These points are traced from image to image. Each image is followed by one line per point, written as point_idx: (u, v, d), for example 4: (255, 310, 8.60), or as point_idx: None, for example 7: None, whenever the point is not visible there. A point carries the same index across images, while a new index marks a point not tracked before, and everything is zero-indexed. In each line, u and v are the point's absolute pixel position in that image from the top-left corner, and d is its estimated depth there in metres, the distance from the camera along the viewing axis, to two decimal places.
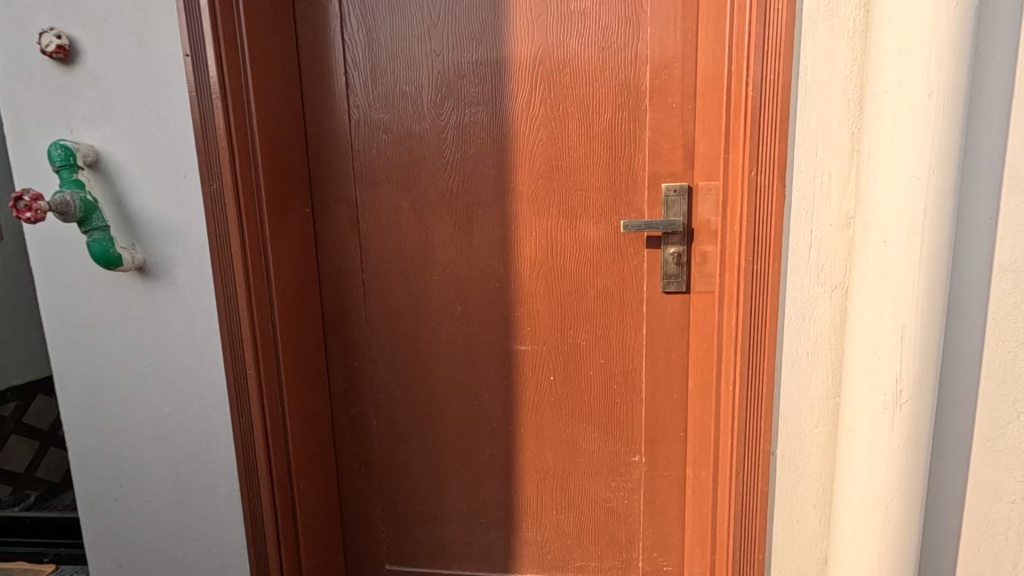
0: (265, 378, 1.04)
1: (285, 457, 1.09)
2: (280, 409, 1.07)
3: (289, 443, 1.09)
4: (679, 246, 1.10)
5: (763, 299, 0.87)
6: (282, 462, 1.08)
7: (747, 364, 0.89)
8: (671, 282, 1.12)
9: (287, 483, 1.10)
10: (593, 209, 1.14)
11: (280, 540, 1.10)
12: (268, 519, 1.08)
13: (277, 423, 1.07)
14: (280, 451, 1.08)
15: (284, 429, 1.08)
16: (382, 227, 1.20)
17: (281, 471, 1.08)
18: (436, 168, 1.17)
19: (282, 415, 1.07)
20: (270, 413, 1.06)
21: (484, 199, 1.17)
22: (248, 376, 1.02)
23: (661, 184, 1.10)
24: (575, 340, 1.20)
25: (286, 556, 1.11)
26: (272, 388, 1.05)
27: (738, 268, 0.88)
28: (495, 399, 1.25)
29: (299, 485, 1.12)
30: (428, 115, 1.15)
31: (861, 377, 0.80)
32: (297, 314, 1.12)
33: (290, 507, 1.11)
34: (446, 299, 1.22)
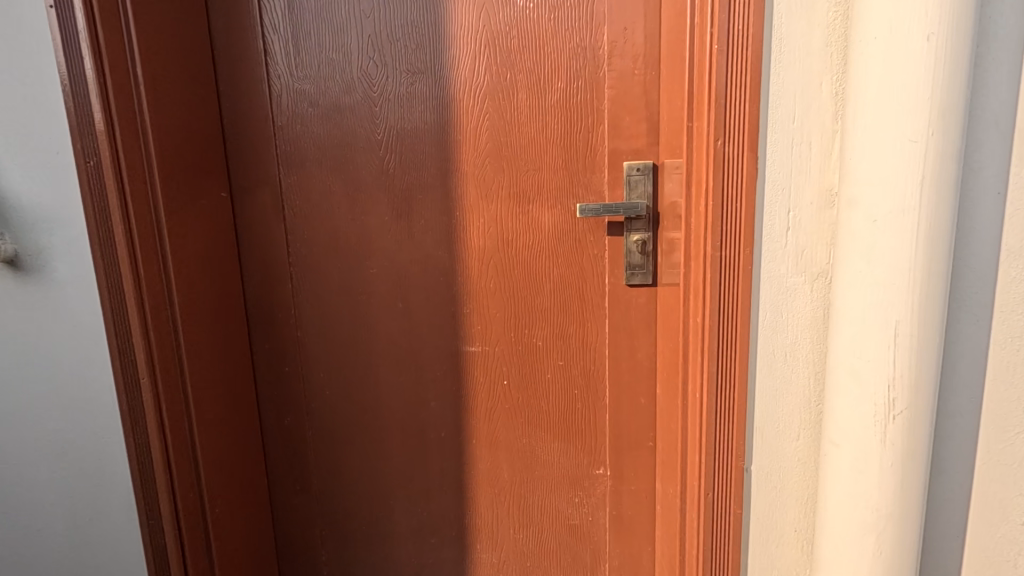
0: (163, 391, 0.90)
1: (194, 479, 0.95)
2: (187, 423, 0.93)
3: (197, 463, 0.95)
4: (644, 232, 0.97)
5: (733, 290, 0.74)
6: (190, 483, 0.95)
7: (716, 367, 0.77)
8: (635, 273, 0.99)
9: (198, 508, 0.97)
10: (547, 191, 1.01)
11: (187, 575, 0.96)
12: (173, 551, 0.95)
13: (181, 440, 0.93)
14: (185, 471, 0.94)
15: (191, 447, 0.94)
16: (311, 214, 1.06)
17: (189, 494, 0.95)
18: (369, 146, 1.03)
19: (186, 431, 0.93)
20: (172, 430, 0.91)
21: (426, 181, 1.04)
22: (145, 387, 0.89)
23: (624, 162, 0.97)
24: (531, 340, 1.07)
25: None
26: (172, 401, 0.91)
27: (704, 255, 0.75)
28: (443, 407, 1.12)
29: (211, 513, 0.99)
30: (359, 85, 1.01)
31: (846, 380, 0.67)
32: (211, 316, 0.99)
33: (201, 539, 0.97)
34: (386, 295, 1.08)
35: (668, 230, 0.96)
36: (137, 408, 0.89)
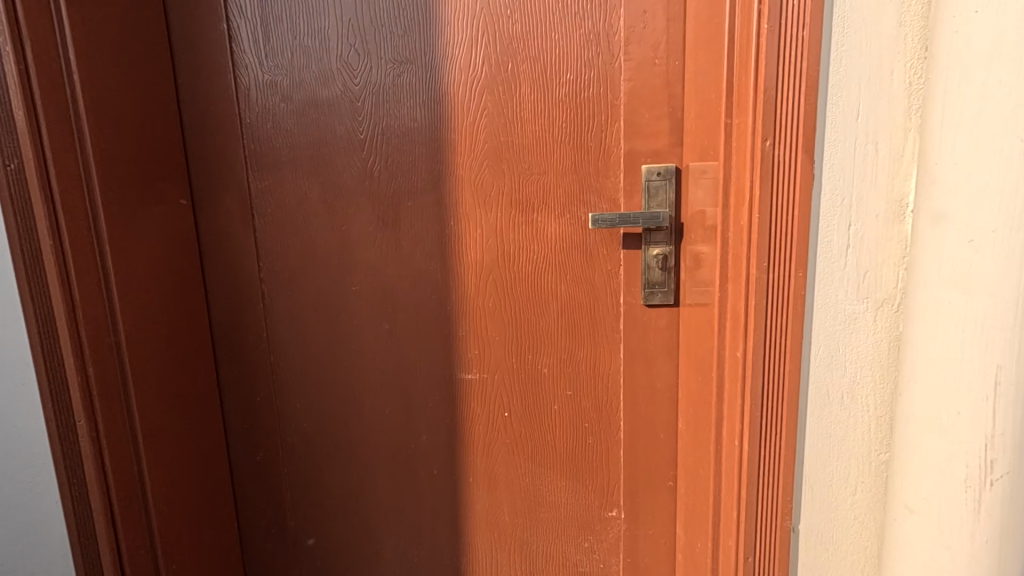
0: (107, 439, 0.77)
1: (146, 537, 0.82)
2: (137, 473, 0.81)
3: (149, 518, 0.83)
4: (665, 245, 0.85)
5: (781, 319, 0.62)
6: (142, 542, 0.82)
7: (758, 409, 0.65)
8: (655, 292, 0.87)
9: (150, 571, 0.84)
10: (554, 199, 0.89)
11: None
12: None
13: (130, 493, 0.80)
14: (135, 529, 0.81)
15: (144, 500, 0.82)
16: (285, 224, 0.93)
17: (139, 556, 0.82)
18: (351, 146, 0.90)
19: (136, 483, 0.81)
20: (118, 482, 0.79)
21: (415, 186, 0.91)
22: (86, 435, 0.76)
23: (642, 165, 0.85)
24: (535, 366, 0.94)
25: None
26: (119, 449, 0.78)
27: (745, 275, 0.63)
28: (436, 440, 0.99)
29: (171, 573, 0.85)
30: (338, 75, 0.88)
31: (930, 427, 0.57)
32: (167, 346, 0.86)
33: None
34: (370, 315, 0.96)
35: (693, 244, 0.83)
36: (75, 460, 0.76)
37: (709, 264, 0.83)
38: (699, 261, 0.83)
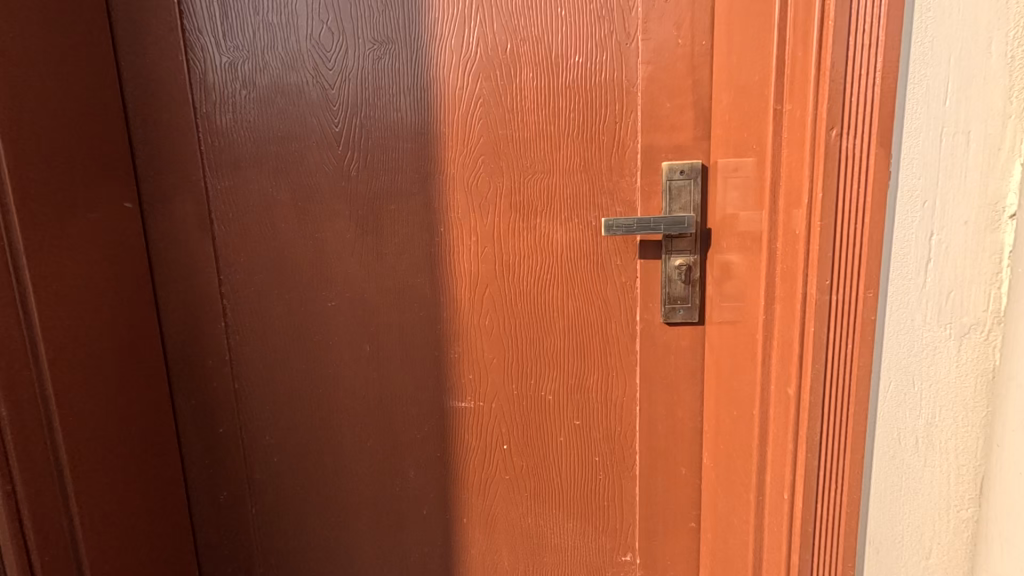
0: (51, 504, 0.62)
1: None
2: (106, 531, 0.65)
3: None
4: (689, 255, 0.73)
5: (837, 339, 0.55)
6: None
7: (814, 441, 0.57)
8: (677, 308, 0.76)
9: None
10: (560, 201, 0.77)
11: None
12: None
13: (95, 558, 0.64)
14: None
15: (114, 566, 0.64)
16: (249, 230, 0.81)
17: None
18: (324, 141, 0.78)
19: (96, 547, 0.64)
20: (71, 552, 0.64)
21: (400, 186, 0.79)
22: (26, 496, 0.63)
23: (663, 163, 0.73)
24: (539, 392, 0.83)
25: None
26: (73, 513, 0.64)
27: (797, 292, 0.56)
28: (425, 476, 0.87)
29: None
30: (308, 58, 0.76)
31: (1023, 470, 0.50)
32: (109, 384, 0.73)
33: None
34: (349, 334, 0.83)
35: (721, 253, 0.72)
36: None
37: (742, 276, 0.71)
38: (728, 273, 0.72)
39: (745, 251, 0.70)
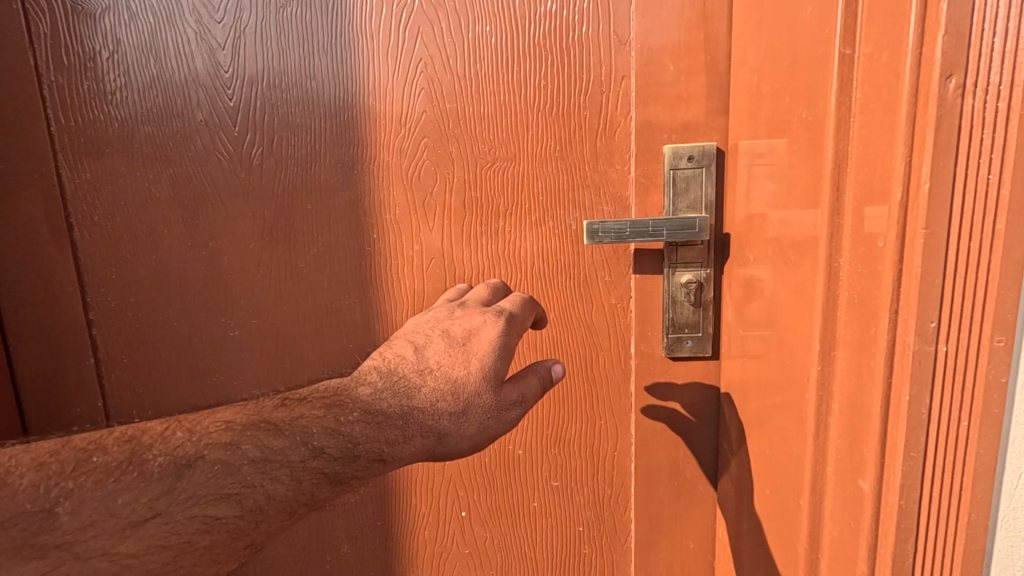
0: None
1: (232, 501, 0.38)
2: (101, 521, 0.34)
3: (162, 520, 0.36)
4: (699, 268, 0.55)
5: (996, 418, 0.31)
6: (228, 541, 0.37)
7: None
8: (684, 339, 0.57)
9: (277, 511, 0.39)
10: (529, 198, 0.59)
11: (317, 403, 0.44)
12: (290, 415, 0.42)
13: (85, 565, 0.34)
14: (184, 433, 0.39)
15: (133, 551, 0.35)
16: (121, 238, 0.61)
17: (236, 504, 0.38)
18: (214, 118, 0.58)
19: (67, 544, 0.34)
20: (35, 476, 0.34)
21: (318, 180, 0.59)
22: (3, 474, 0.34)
23: (664, 146, 0.55)
24: (506, 444, 0.64)
25: (320, 449, 0.41)
26: (22, 497, 0.33)
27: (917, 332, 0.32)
28: (362, 549, 0.68)
29: (321, 445, 0.41)
30: (189, 7, 0.57)
31: None
32: None
33: (341, 436, 0.42)
34: (259, 373, 0.64)
35: (746, 267, 0.52)
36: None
37: (761, 305, 0.49)
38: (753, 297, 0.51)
39: (766, 270, 0.48)
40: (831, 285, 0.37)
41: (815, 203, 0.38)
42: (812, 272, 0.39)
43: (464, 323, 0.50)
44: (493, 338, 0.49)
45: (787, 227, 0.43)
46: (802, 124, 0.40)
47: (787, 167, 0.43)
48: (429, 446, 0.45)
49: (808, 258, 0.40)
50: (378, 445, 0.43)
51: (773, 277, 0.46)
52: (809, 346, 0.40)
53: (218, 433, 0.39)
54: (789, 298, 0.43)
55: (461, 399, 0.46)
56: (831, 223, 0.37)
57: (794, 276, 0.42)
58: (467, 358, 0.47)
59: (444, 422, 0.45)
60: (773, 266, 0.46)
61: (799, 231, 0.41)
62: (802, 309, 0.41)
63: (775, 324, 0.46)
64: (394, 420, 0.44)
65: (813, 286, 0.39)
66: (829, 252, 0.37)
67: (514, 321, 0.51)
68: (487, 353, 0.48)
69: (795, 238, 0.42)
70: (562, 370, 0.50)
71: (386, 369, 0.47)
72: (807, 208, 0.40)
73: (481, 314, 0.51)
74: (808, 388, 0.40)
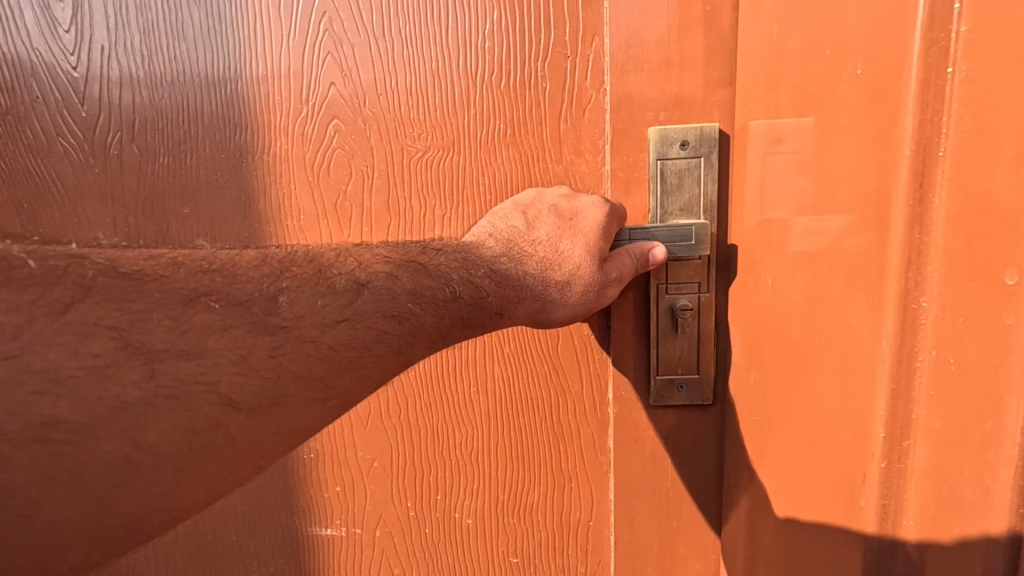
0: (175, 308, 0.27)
1: (396, 320, 0.32)
2: (303, 303, 0.30)
3: (353, 324, 0.31)
4: (696, 291, 0.42)
5: None
6: (391, 356, 0.32)
7: None
8: (675, 384, 0.44)
9: (427, 342, 0.34)
10: (473, 198, 0.45)
11: (450, 256, 0.37)
12: (433, 261, 0.36)
13: (298, 349, 0.29)
14: (352, 259, 0.34)
15: (331, 344, 0.30)
16: None
17: (397, 324, 0.32)
18: (52, 94, 0.44)
19: (291, 327, 0.29)
20: (256, 273, 0.30)
21: (195, 175, 0.45)
22: (228, 277, 0.29)
23: (648, 129, 0.41)
24: (451, 510, 0.51)
25: (462, 292, 0.35)
26: (253, 284, 0.29)
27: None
28: None
29: (459, 290, 0.35)
30: None
31: None
32: None
33: (477, 285, 0.36)
34: None
35: (758, 294, 0.37)
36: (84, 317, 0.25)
37: (777, 348, 0.34)
38: (766, 335, 0.36)
39: (783, 300, 0.33)
40: (904, 341, 0.23)
41: (876, 207, 0.24)
42: (869, 317, 0.25)
43: (567, 204, 0.40)
44: (601, 221, 0.39)
45: (822, 243, 0.28)
46: (853, 85, 0.25)
47: (822, 154, 0.29)
48: (535, 312, 0.39)
49: (861, 295, 0.25)
50: (516, 286, 0.38)
51: (795, 311, 0.31)
52: (864, 431, 0.26)
53: (381, 263, 0.34)
54: (823, 349, 0.29)
55: (580, 274, 0.38)
56: (907, 242, 0.23)
57: (832, 318, 0.28)
58: (575, 228, 0.39)
59: (556, 296, 0.39)
60: (795, 295, 0.31)
61: (841, 251, 0.27)
62: (846, 370, 0.27)
63: (799, 382, 0.31)
64: (522, 277, 0.38)
65: (871, 340, 0.25)
66: (903, 289, 0.23)
67: (616, 212, 0.40)
68: (595, 240, 0.39)
69: (836, 263, 0.27)
70: (661, 253, 0.39)
71: (502, 235, 0.40)
72: (860, 215, 0.25)
73: (588, 194, 0.41)
74: (861, 493, 0.26)
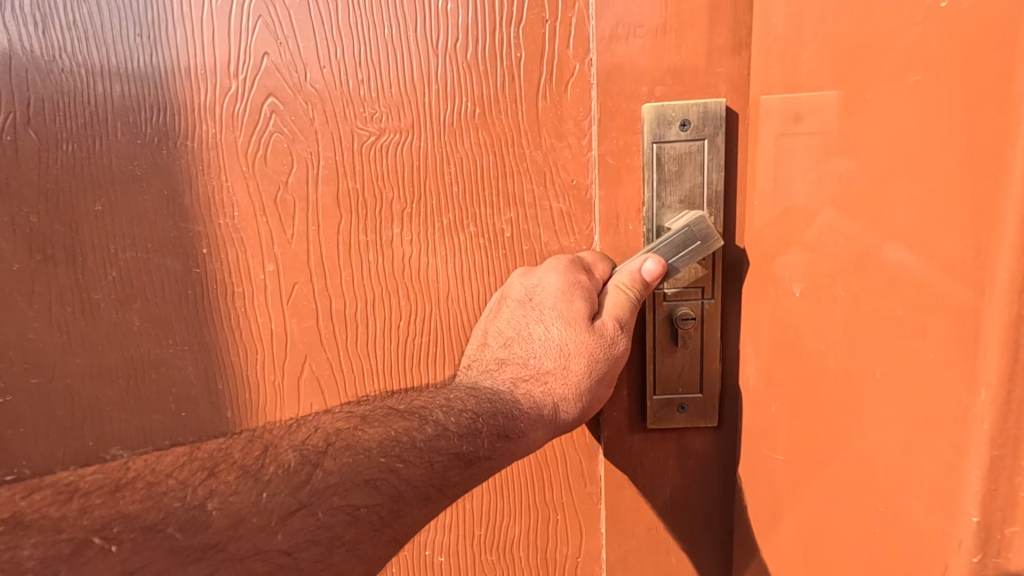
0: (53, 561, 0.20)
1: (368, 487, 0.26)
2: (240, 502, 0.23)
3: (312, 511, 0.24)
4: (699, 298, 0.36)
5: None
6: (372, 534, 0.25)
7: None
8: (676, 404, 0.38)
9: (414, 498, 0.27)
10: (437, 191, 0.38)
11: (429, 395, 0.33)
12: (407, 404, 0.31)
13: (236, 569, 0.22)
14: (305, 428, 0.28)
15: (284, 548, 0.23)
16: None
17: (371, 490, 0.26)
18: None
19: (225, 542, 0.22)
20: (182, 472, 0.24)
21: (106, 166, 0.38)
22: (140, 492, 0.23)
23: (642, 107, 0.35)
24: (421, 547, 0.44)
25: (449, 426, 0.29)
26: (170, 497, 0.23)
27: None
28: None
29: (439, 422, 0.29)
30: None
31: None
32: None
33: (462, 414, 0.30)
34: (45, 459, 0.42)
35: (779, 300, 0.31)
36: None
37: (805, 371, 0.29)
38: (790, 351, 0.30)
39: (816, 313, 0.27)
40: (1011, 391, 0.17)
41: (965, 209, 0.18)
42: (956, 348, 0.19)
43: (524, 282, 0.36)
44: (564, 282, 0.34)
45: (871, 251, 0.22)
46: (925, 31, 0.19)
47: (869, 131, 0.22)
48: (546, 423, 0.33)
49: (941, 319, 0.19)
50: (513, 405, 0.32)
51: (834, 330, 0.26)
52: (945, 494, 0.19)
53: (343, 424, 0.29)
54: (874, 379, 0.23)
55: (577, 354, 0.33)
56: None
57: (889, 340, 0.22)
58: (539, 311, 0.34)
59: (560, 398, 0.33)
60: (832, 313, 0.26)
61: (905, 260, 0.21)
62: (913, 412, 0.21)
63: (837, 414, 0.26)
64: (518, 393, 0.33)
65: (959, 384, 0.19)
66: (1016, 318, 0.17)
67: (581, 264, 0.35)
68: (561, 308, 0.34)
69: (896, 276, 0.21)
70: (653, 268, 0.33)
71: (493, 360, 0.35)
72: (935, 223, 0.19)
73: (547, 259, 0.37)
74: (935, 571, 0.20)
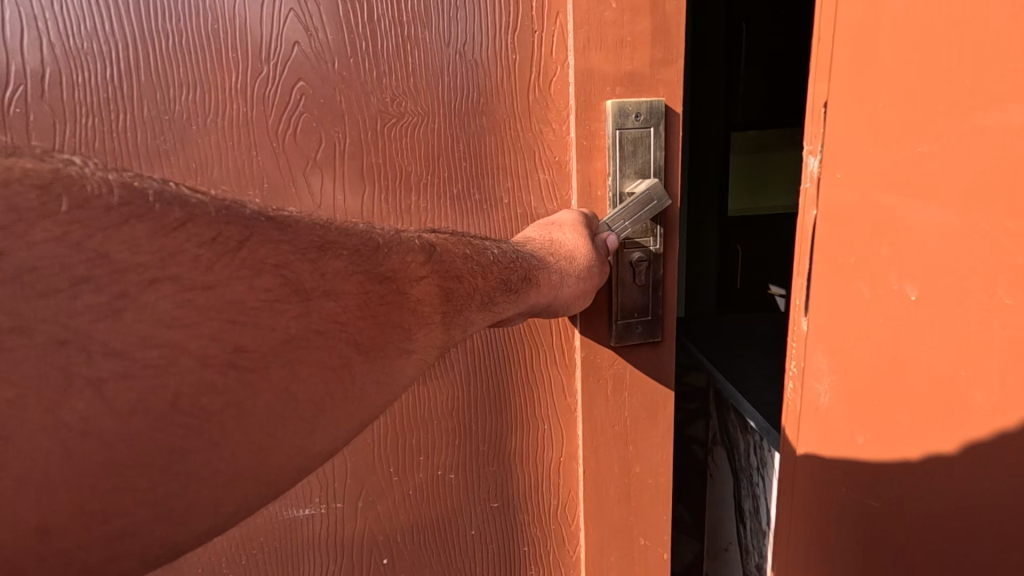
0: (305, 246, 0.25)
1: (457, 278, 0.32)
2: (396, 258, 0.28)
3: (431, 281, 0.30)
4: (648, 246, 0.49)
5: None
6: (455, 313, 0.32)
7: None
8: (633, 326, 0.51)
9: (479, 298, 0.34)
10: (447, 167, 0.46)
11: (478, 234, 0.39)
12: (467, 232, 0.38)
13: (396, 302, 0.28)
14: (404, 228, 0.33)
15: (416, 300, 0.29)
16: None
17: (459, 280, 0.32)
18: None
19: (391, 278, 0.28)
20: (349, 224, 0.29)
21: (130, 141, 0.40)
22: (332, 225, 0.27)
23: (606, 102, 0.46)
24: (432, 469, 0.53)
25: (501, 256, 0.37)
26: (354, 234, 0.27)
27: None
28: None
29: (492, 250, 0.37)
30: None
31: None
32: None
33: (506, 250, 0.38)
34: None
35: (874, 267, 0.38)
36: (246, 250, 0.23)
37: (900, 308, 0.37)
38: (889, 293, 0.37)
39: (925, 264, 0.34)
40: None
41: None
42: None
43: (538, 224, 0.46)
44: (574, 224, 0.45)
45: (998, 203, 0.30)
46: None
47: None
48: (554, 294, 0.41)
49: None
50: (533, 257, 0.40)
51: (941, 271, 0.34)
52: None
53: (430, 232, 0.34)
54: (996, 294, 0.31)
55: (582, 255, 0.43)
56: None
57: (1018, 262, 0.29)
58: (555, 228, 0.44)
59: (569, 280, 0.42)
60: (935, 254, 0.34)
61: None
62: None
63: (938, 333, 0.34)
64: (543, 255, 0.41)
65: None
66: None
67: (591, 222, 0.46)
68: (580, 239, 0.43)
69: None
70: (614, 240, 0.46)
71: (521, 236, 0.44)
72: None
73: (558, 211, 0.47)
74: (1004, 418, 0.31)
